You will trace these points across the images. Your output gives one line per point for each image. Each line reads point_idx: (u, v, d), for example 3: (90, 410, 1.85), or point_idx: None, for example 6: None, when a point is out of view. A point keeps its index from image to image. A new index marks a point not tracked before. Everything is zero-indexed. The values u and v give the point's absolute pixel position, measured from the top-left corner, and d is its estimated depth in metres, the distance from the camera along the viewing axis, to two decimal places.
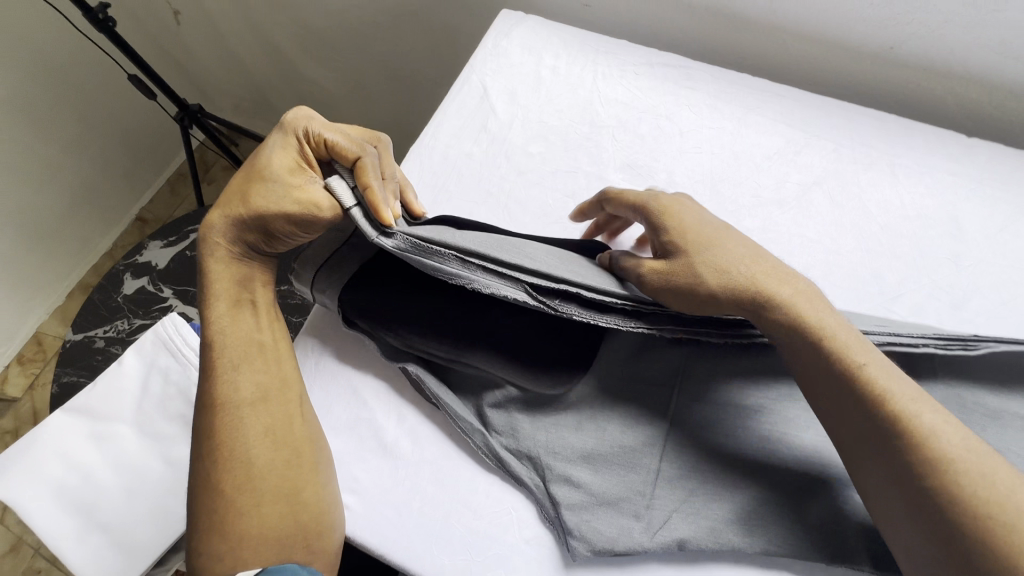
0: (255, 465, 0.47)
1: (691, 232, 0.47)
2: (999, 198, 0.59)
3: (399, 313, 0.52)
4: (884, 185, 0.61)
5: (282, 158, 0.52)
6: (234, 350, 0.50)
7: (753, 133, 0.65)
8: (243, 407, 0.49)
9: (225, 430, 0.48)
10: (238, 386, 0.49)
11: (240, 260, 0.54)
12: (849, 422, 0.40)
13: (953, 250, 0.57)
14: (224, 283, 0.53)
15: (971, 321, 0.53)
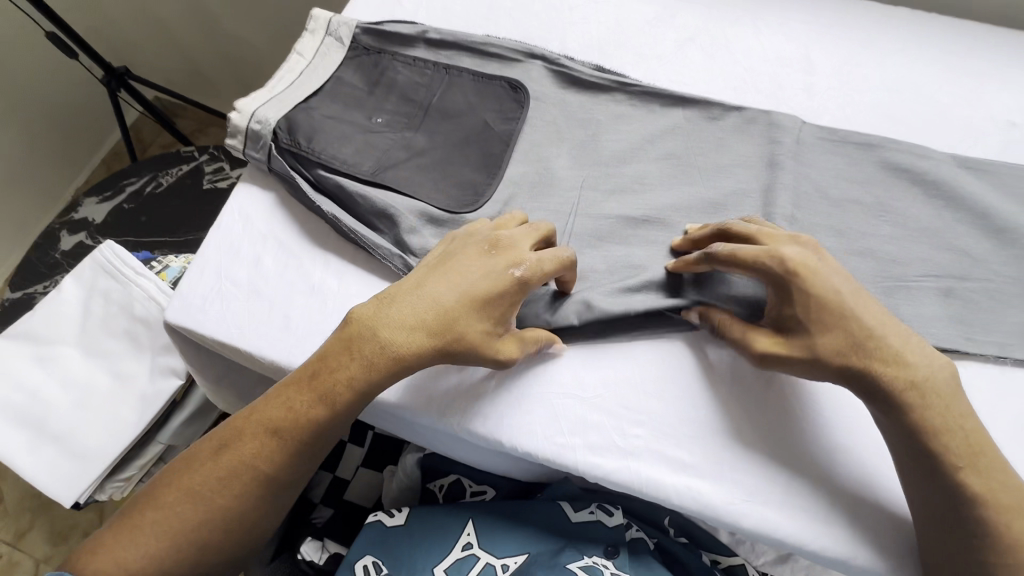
0: (239, 515, 0.44)
1: (817, 301, 0.45)
2: (844, 39, 0.67)
3: (324, 145, 0.59)
4: (748, 36, 0.68)
5: (501, 309, 0.46)
6: (288, 432, 0.44)
7: (635, 3, 0.71)
8: (256, 487, 0.44)
9: (226, 490, 0.43)
10: (277, 472, 0.44)
11: (440, 309, 0.45)
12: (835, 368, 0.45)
13: (806, 83, 0.65)
14: (383, 326, 0.45)
15: (821, 134, 0.61)
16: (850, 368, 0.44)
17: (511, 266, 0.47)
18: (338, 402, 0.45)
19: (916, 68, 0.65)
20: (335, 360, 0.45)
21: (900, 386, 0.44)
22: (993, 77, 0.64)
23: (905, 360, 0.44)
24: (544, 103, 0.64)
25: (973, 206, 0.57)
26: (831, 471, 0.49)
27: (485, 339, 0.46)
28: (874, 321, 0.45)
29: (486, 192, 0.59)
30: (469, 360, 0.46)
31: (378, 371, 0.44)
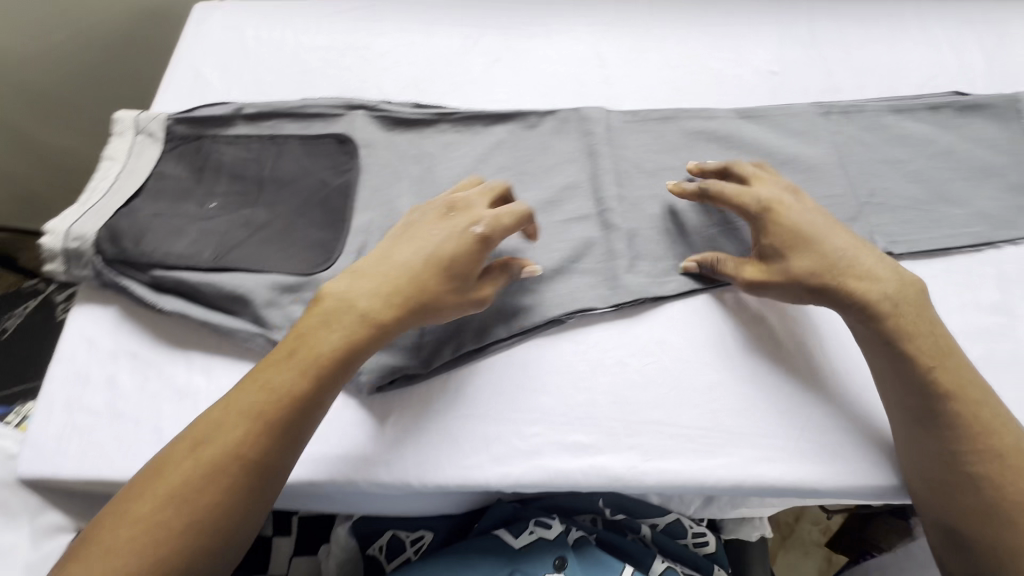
0: (229, 501, 0.44)
1: (790, 233, 0.54)
2: (625, 31, 0.76)
3: (156, 245, 0.57)
4: (545, 46, 0.75)
5: (463, 265, 0.51)
6: (248, 438, 0.45)
7: (438, 38, 0.76)
8: (247, 469, 0.45)
9: (211, 484, 0.44)
10: (265, 454, 0.45)
11: (405, 274, 0.51)
12: (813, 281, 0.52)
13: (603, 76, 0.72)
14: (330, 319, 0.50)
15: (625, 118, 0.68)
16: (825, 285, 0.52)
17: (471, 225, 0.52)
18: (298, 395, 0.47)
19: (688, 43, 0.75)
20: (312, 335, 0.49)
21: (874, 298, 0.51)
22: (748, 38, 0.75)
23: (877, 276, 0.52)
24: (376, 147, 0.67)
25: (757, 149, 0.67)
26: (712, 411, 0.53)
27: (451, 298, 0.51)
28: (840, 243, 0.53)
29: (338, 248, 0.60)
30: (445, 314, 0.52)
31: (328, 360, 0.48)
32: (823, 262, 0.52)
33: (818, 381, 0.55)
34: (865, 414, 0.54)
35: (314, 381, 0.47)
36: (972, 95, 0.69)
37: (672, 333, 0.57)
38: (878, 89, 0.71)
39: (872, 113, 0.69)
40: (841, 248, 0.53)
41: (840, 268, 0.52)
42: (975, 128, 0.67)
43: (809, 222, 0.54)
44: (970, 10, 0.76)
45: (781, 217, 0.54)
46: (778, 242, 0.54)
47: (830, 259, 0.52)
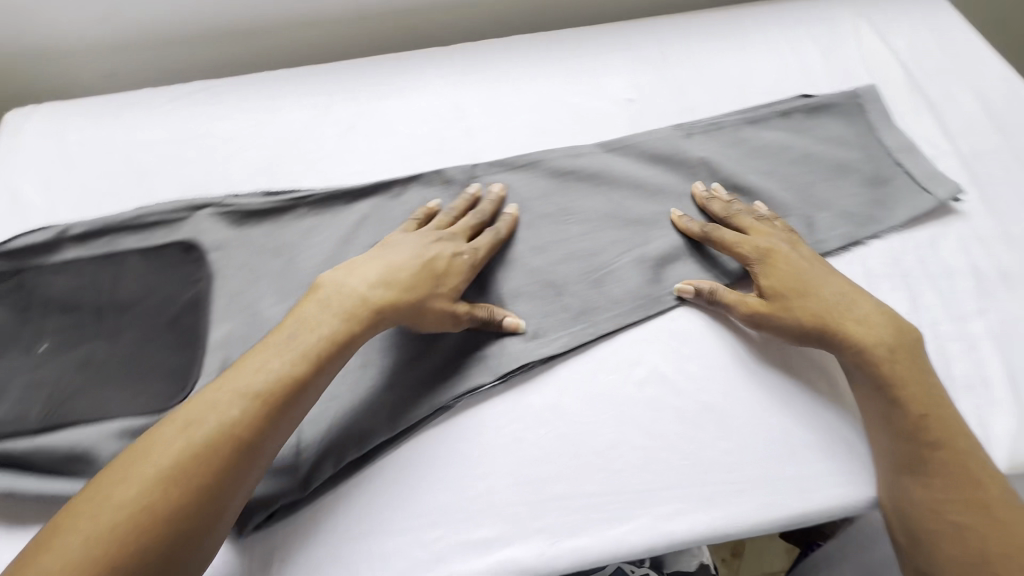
0: (226, 468, 0.42)
1: (789, 277, 0.55)
2: (480, 78, 0.74)
3: None
4: (400, 106, 0.72)
5: (450, 278, 0.55)
6: (247, 412, 0.44)
7: (285, 113, 0.71)
8: (252, 434, 0.44)
9: (213, 450, 0.42)
10: (270, 421, 0.45)
11: (412, 264, 0.54)
12: (815, 322, 0.54)
13: (465, 129, 0.70)
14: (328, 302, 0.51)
15: (490, 171, 0.66)
16: (828, 329, 0.53)
17: (458, 248, 0.57)
18: (298, 371, 0.47)
19: (546, 82, 0.74)
20: (324, 313, 0.50)
21: (870, 343, 0.52)
22: (603, 68, 0.75)
23: (873, 321, 0.53)
24: (227, 247, 0.61)
25: (626, 182, 0.66)
26: (614, 472, 0.51)
27: (439, 303, 0.53)
28: (834, 291, 0.55)
29: (192, 372, 0.54)
30: (428, 322, 0.54)
31: (327, 341, 0.48)
32: (823, 306, 0.54)
33: (714, 415, 0.54)
34: (763, 441, 0.53)
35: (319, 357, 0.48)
36: (817, 97, 0.71)
37: (566, 395, 0.55)
38: (732, 101, 0.72)
39: (730, 127, 0.70)
40: (838, 293, 0.55)
41: (840, 311, 0.54)
42: (826, 127, 0.69)
43: (806, 269, 0.56)
44: (804, 13, 0.79)
45: (780, 262, 0.56)
46: (778, 287, 0.55)
47: (831, 302, 0.54)
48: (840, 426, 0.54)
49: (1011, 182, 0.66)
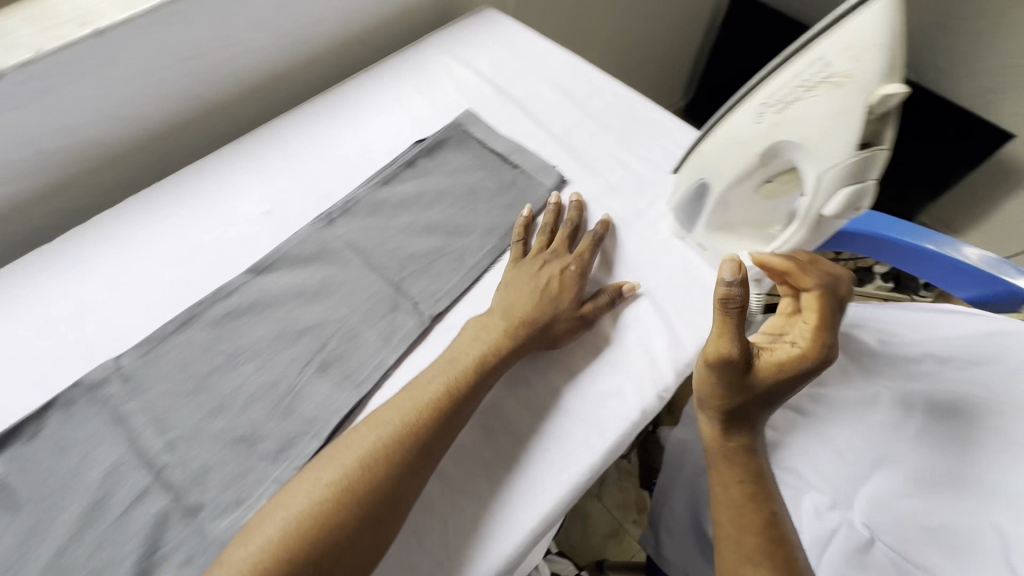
0: (362, 506, 0.48)
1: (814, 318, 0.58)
2: (101, 259, 0.69)
3: None
4: (10, 330, 0.63)
5: (568, 288, 0.64)
6: (390, 447, 0.51)
7: None
8: (392, 470, 0.50)
9: (353, 486, 0.48)
10: (404, 464, 0.50)
11: (528, 308, 0.61)
12: (769, 363, 0.56)
13: (99, 319, 0.64)
14: (429, 377, 0.56)
15: (138, 354, 0.61)
16: (769, 375, 0.55)
17: (564, 261, 0.66)
18: (390, 464, 0.50)
19: (177, 232, 0.71)
20: (464, 344, 0.59)
21: (764, 407, 0.57)
22: (229, 193, 0.74)
23: (786, 390, 0.58)
24: None
25: (285, 297, 0.65)
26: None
27: (567, 319, 0.62)
28: (804, 354, 0.56)
29: None
30: (563, 338, 0.61)
31: (395, 439, 0.51)
32: (789, 357, 0.56)
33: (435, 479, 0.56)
34: (481, 477, 0.56)
35: (467, 373, 0.56)
36: (430, 138, 0.78)
37: None
38: (363, 172, 0.76)
39: (367, 197, 0.73)
40: (803, 355, 0.56)
41: (788, 364, 0.56)
42: (447, 161, 0.76)
43: (817, 326, 0.57)
44: (396, 68, 0.88)
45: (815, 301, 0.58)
46: (799, 347, 0.56)
47: (787, 359, 0.56)
48: (540, 422, 0.59)
49: (599, 143, 0.78)
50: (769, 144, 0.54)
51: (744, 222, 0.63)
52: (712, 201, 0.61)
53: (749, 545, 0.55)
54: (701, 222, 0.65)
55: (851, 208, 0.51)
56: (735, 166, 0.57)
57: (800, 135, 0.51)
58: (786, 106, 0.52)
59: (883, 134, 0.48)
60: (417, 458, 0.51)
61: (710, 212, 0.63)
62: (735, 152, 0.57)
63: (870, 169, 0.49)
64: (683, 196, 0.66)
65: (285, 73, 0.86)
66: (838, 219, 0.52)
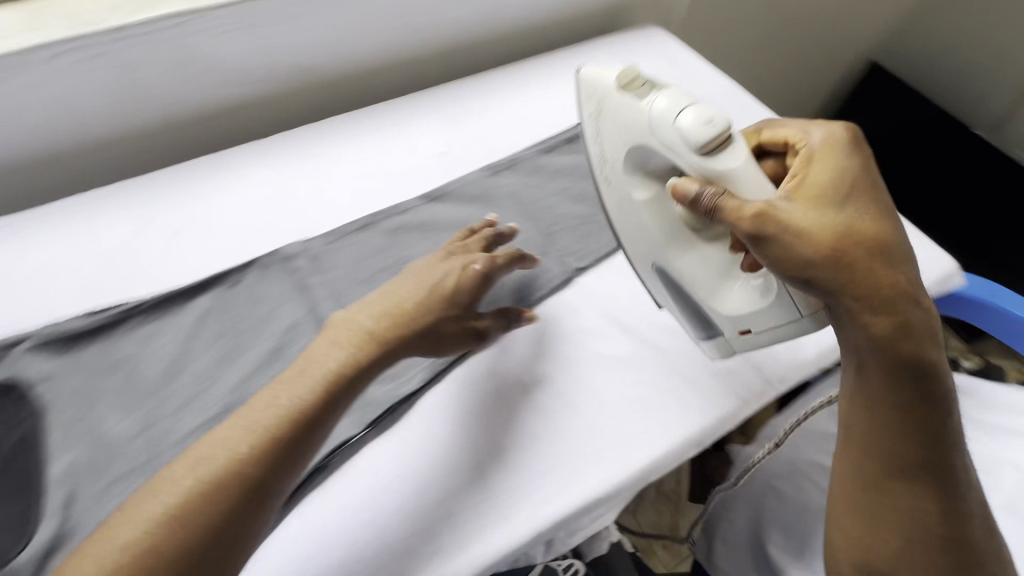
0: (188, 543, 0.41)
1: (825, 160, 0.54)
2: (300, 159, 0.80)
3: None
4: (224, 200, 0.75)
5: (462, 286, 0.58)
6: (259, 446, 0.45)
7: (103, 230, 0.71)
8: (238, 484, 0.43)
9: (215, 498, 0.42)
10: (283, 446, 0.46)
11: (417, 310, 0.55)
12: (831, 216, 0.50)
13: (291, 207, 0.75)
14: (296, 380, 0.49)
15: (325, 241, 0.71)
16: (853, 223, 0.49)
17: (471, 264, 0.60)
18: (232, 475, 0.43)
19: (364, 152, 0.81)
20: (394, 297, 0.55)
21: (886, 258, 0.49)
22: (411, 131, 0.85)
23: (890, 235, 0.50)
24: (58, 377, 0.59)
25: (450, 225, 0.74)
26: (494, 469, 0.55)
27: (453, 325, 0.57)
28: (845, 182, 0.52)
29: (34, 517, 0.51)
30: (449, 342, 0.57)
31: (280, 424, 0.46)
32: (841, 197, 0.51)
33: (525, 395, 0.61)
34: (614, 411, 0.60)
35: (393, 336, 0.53)
36: None
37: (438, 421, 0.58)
38: (527, 139, 0.85)
39: (528, 160, 0.82)
40: (840, 184, 0.52)
41: (845, 201, 0.51)
42: None
43: (823, 155, 0.54)
44: (566, 60, 0.97)
45: (812, 140, 0.57)
46: (831, 179, 0.52)
47: (828, 198, 0.51)
48: (669, 378, 0.63)
49: None
50: (641, 177, 0.63)
51: (718, 269, 0.60)
52: (675, 271, 0.62)
53: (892, 465, 0.51)
54: (694, 320, 0.63)
55: (710, 122, 0.54)
56: (641, 225, 0.63)
57: (630, 146, 0.61)
58: (602, 116, 0.63)
59: (657, 97, 0.58)
60: (317, 420, 0.48)
61: (693, 295, 0.61)
62: (634, 213, 0.64)
63: (672, 114, 0.56)
64: (664, 294, 0.66)
65: (471, 46, 0.97)
66: (711, 154, 0.54)
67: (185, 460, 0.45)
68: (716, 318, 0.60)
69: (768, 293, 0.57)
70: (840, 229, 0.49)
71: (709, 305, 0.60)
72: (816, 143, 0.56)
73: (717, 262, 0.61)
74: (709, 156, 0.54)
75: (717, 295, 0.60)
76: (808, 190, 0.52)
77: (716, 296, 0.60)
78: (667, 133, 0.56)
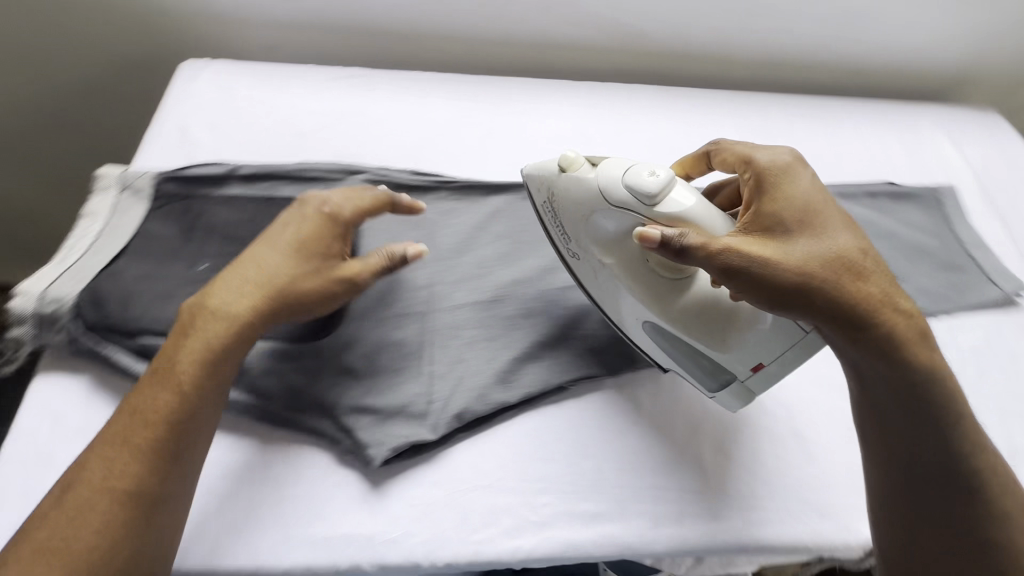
0: (101, 520, 0.42)
1: (784, 196, 0.52)
2: (606, 111, 0.83)
3: (145, 311, 0.55)
4: (534, 122, 0.80)
5: (303, 230, 0.54)
6: (129, 463, 0.43)
7: (432, 110, 0.79)
8: (110, 497, 0.42)
9: (81, 525, 0.41)
10: (137, 477, 0.43)
11: (289, 253, 0.53)
12: (793, 249, 0.49)
13: (589, 153, 0.78)
14: (150, 399, 0.46)
15: None
16: (813, 251, 0.49)
17: (319, 211, 0.56)
18: (102, 510, 0.42)
19: (664, 128, 0.82)
20: (278, 232, 0.55)
21: (853, 281, 0.49)
22: (713, 125, 0.84)
23: (839, 245, 0.50)
24: (378, 212, 0.67)
25: None
26: (722, 470, 0.56)
27: (310, 274, 0.53)
28: (808, 189, 0.53)
29: (338, 313, 0.59)
30: (308, 296, 0.52)
31: (150, 416, 0.45)
32: (785, 223, 0.50)
33: (737, 413, 0.60)
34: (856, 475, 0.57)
35: (247, 282, 0.51)
36: (900, 186, 0.80)
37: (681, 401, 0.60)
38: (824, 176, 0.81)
39: None
40: (806, 193, 0.53)
41: (798, 228, 0.51)
42: (906, 213, 0.78)
43: (796, 187, 0.53)
44: (887, 115, 0.90)
45: (768, 171, 0.54)
46: (788, 210, 0.51)
47: (791, 222, 0.51)
48: None
49: None
50: (609, 253, 0.55)
51: (721, 316, 0.52)
52: (682, 334, 0.54)
53: (906, 485, 0.50)
54: (699, 376, 0.57)
55: (654, 173, 0.49)
56: (626, 290, 0.55)
57: (590, 219, 0.54)
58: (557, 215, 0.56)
59: (609, 163, 0.52)
60: (148, 486, 0.43)
61: (705, 352, 0.54)
62: (615, 284, 0.56)
63: (626, 171, 0.51)
64: (660, 352, 0.57)
65: (792, 70, 0.93)
66: (657, 198, 0.49)
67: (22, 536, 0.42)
68: (724, 361, 0.54)
69: (762, 317, 0.51)
70: (796, 249, 0.49)
71: (720, 354, 0.53)
72: (792, 182, 0.53)
73: (711, 318, 0.52)
74: (661, 194, 0.49)
75: (733, 344, 0.52)
76: (768, 223, 0.51)
77: (738, 339, 0.52)
78: (620, 190, 0.50)
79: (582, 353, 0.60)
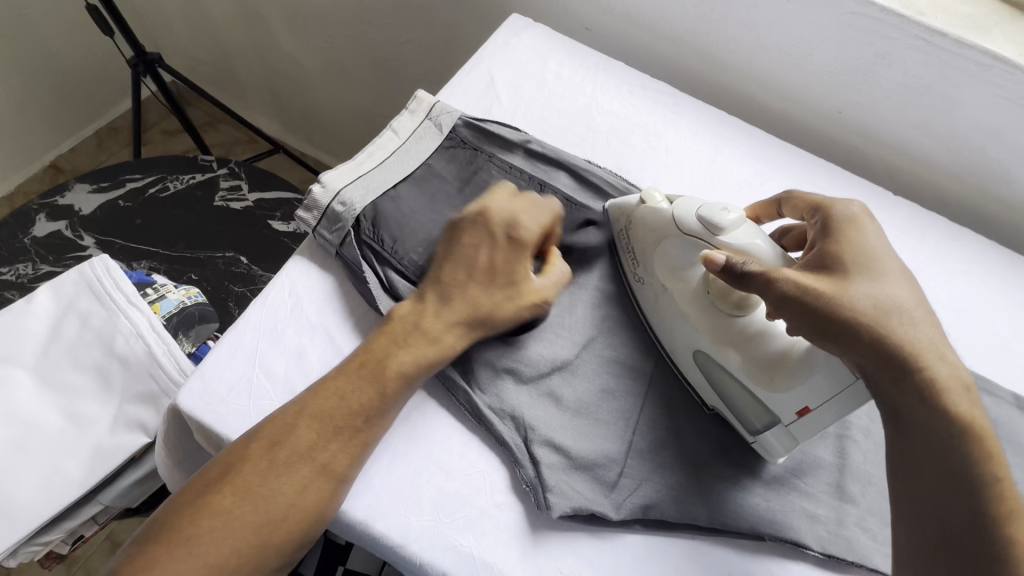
0: (303, 483, 0.43)
1: (850, 237, 0.47)
2: (918, 244, 0.69)
3: (406, 246, 0.56)
4: None
5: (471, 246, 0.52)
6: (323, 439, 0.44)
7: (727, 160, 0.71)
8: (316, 464, 0.43)
9: (286, 480, 0.43)
10: (339, 449, 0.44)
11: (518, 247, 0.53)
12: (847, 284, 0.44)
13: None
14: (359, 387, 0.46)
15: None
16: (876, 295, 0.43)
17: (505, 232, 0.53)
18: (304, 475, 0.43)
19: (984, 294, 0.67)
20: (454, 240, 0.53)
21: (917, 337, 0.42)
22: None
23: (908, 302, 0.44)
24: None
25: None
26: None
27: (494, 294, 0.51)
28: (873, 239, 0.47)
29: (568, 336, 0.55)
30: (497, 319, 0.51)
31: (337, 398, 0.46)
32: (839, 258, 0.46)
33: None
34: None
35: (447, 297, 0.51)
36: None
37: None
38: None
39: None
40: (870, 238, 0.47)
41: (851, 264, 0.45)
42: None
43: (871, 233, 0.47)
44: None
45: (832, 213, 0.49)
46: (844, 245, 0.46)
47: (848, 258, 0.45)
48: None
49: None
50: (677, 285, 0.54)
51: (771, 356, 0.48)
52: (730, 370, 0.49)
53: None
54: (739, 416, 0.51)
55: (722, 210, 0.49)
56: (683, 317, 0.53)
57: (662, 246, 0.54)
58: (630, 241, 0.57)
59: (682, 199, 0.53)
60: (346, 453, 0.45)
61: (753, 392, 0.48)
62: (669, 313, 0.54)
63: (692, 206, 0.52)
64: (705, 387, 0.53)
65: None
66: (725, 229, 0.49)
67: (197, 503, 0.42)
68: (768, 403, 0.48)
69: (812, 362, 0.45)
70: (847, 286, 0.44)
71: (762, 391, 0.48)
72: (850, 228, 0.48)
73: (765, 351, 0.48)
74: (730, 230, 0.49)
75: (782, 384, 0.46)
76: (827, 262, 0.46)
77: (791, 383, 0.46)
78: (693, 222, 0.51)
79: (806, 515, 0.50)
